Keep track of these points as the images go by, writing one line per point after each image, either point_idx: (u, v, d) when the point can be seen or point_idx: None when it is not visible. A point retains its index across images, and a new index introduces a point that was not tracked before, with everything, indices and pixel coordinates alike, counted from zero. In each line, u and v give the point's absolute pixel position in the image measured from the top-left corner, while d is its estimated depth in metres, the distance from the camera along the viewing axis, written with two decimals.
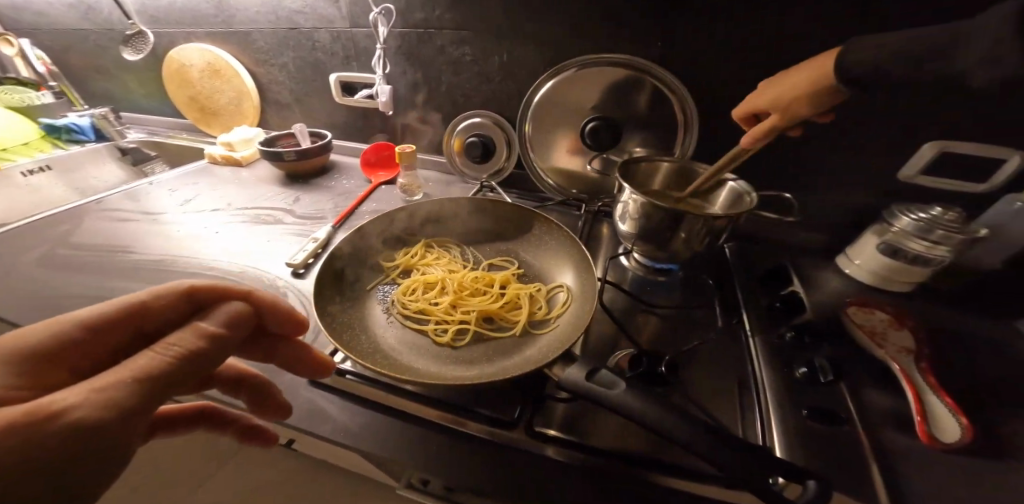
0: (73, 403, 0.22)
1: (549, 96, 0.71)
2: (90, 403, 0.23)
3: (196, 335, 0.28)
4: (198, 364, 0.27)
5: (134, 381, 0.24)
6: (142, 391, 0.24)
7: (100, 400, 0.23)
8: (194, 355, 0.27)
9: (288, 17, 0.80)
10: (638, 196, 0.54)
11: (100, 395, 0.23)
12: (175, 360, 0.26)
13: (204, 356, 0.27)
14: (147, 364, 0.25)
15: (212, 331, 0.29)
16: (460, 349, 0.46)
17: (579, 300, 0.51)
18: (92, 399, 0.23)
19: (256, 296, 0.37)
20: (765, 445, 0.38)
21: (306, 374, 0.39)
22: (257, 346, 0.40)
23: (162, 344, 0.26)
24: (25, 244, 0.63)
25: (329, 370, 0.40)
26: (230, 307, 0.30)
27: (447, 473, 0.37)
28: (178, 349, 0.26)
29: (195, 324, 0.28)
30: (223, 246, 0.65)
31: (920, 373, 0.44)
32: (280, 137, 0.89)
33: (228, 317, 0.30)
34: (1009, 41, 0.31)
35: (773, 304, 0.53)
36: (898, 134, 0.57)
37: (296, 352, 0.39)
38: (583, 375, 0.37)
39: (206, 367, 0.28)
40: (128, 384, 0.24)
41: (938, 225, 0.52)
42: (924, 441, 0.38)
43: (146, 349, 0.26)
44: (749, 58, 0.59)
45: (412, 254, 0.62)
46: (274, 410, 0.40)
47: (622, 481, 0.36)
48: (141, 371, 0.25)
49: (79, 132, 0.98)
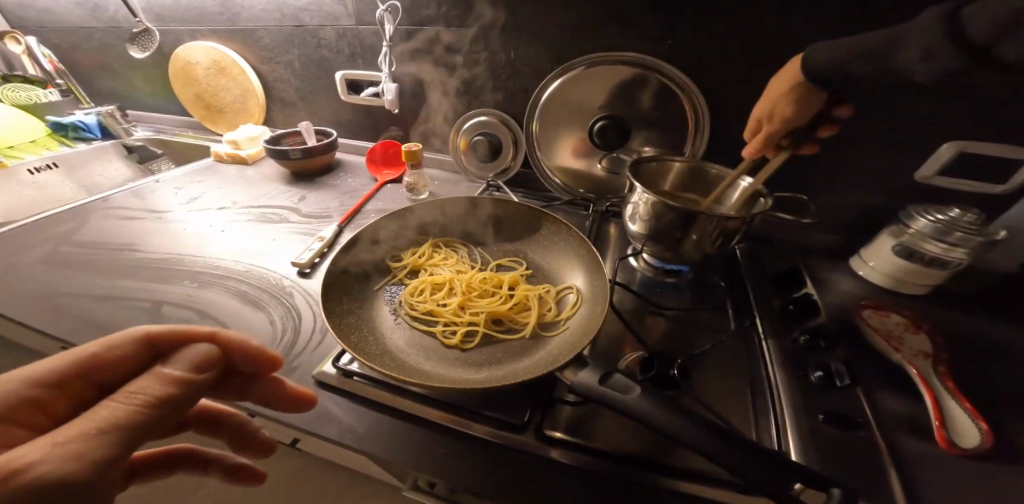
0: (35, 458, 0.22)
1: (557, 95, 0.70)
2: (53, 457, 0.22)
3: (162, 380, 0.27)
4: (165, 409, 0.27)
5: (99, 431, 0.24)
6: (111, 442, 0.24)
7: (65, 453, 0.23)
8: (161, 401, 0.27)
9: (293, 14, 0.79)
10: (649, 196, 0.53)
11: (63, 448, 0.23)
12: (143, 408, 0.26)
13: (173, 402, 0.27)
14: (111, 416, 0.25)
15: (181, 375, 0.28)
16: (469, 351, 0.46)
17: (589, 303, 0.50)
18: (55, 453, 0.22)
19: (221, 336, 0.34)
20: (780, 449, 0.37)
21: (283, 410, 0.37)
22: (229, 386, 0.38)
23: (124, 394, 0.26)
24: (30, 243, 0.63)
25: (311, 404, 0.39)
26: (195, 350, 0.30)
27: (455, 476, 0.36)
28: (142, 396, 0.26)
29: (157, 371, 0.27)
30: (229, 245, 0.65)
31: (939, 377, 0.43)
32: (286, 135, 0.88)
33: (195, 361, 0.29)
34: (947, 43, 0.32)
35: (787, 307, 0.52)
36: (913, 133, 0.55)
37: (271, 392, 0.37)
38: (596, 380, 0.36)
39: (175, 413, 0.27)
40: (93, 437, 0.24)
41: (956, 228, 0.50)
42: (942, 446, 0.38)
43: (107, 400, 0.26)
44: (760, 55, 0.58)
45: (420, 254, 0.61)
46: (262, 448, 0.42)
47: (634, 486, 0.35)
48: (106, 421, 0.25)
49: (86, 130, 0.98)
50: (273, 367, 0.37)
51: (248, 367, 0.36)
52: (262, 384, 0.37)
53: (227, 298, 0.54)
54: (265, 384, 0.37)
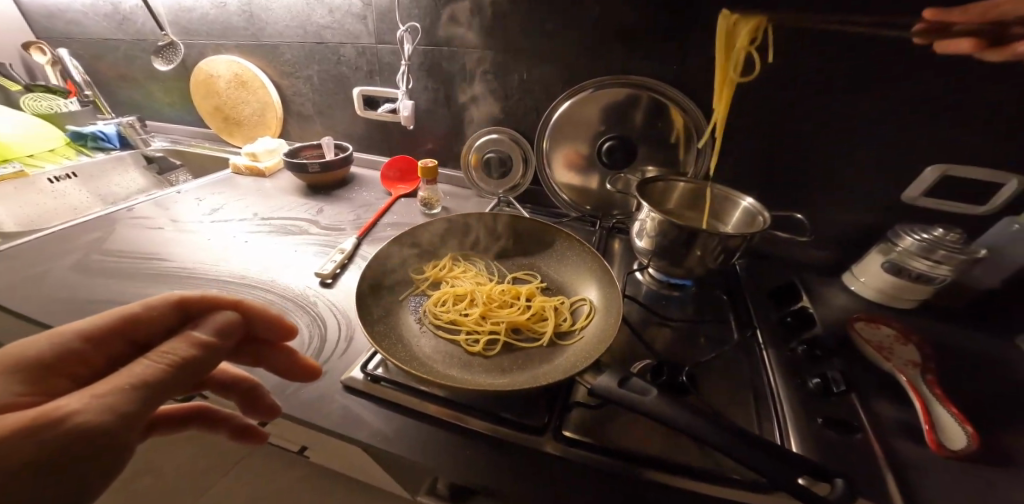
0: (76, 408, 0.25)
1: (567, 114, 0.74)
2: (92, 408, 0.25)
3: (188, 343, 0.31)
4: (190, 371, 0.30)
5: (130, 388, 0.27)
6: (139, 397, 0.27)
7: (101, 406, 0.26)
8: (187, 363, 0.30)
9: (317, 32, 0.83)
10: (655, 215, 0.57)
11: (100, 400, 0.26)
12: (170, 367, 0.29)
13: (197, 363, 0.31)
14: (143, 373, 0.28)
15: (205, 340, 0.32)
16: (491, 358, 0.48)
17: (602, 313, 0.53)
18: (92, 405, 0.25)
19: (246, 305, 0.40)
20: (782, 443, 0.40)
21: (297, 378, 0.42)
22: (246, 352, 0.43)
23: (158, 353, 0.29)
24: (58, 249, 0.66)
25: (315, 375, 0.43)
26: (220, 318, 0.34)
27: (483, 474, 0.39)
28: (172, 357, 0.29)
29: (188, 334, 0.31)
30: (251, 255, 0.68)
31: (927, 386, 0.46)
32: (303, 149, 0.91)
33: (218, 326, 0.33)
34: None
35: (785, 319, 0.56)
36: (903, 155, 0.60)
37: (285, 361, 0.42)
38: (614, 383, 0.38)
39: (198, 373, 0.31)
40: (126, 392, 0.27)
41: (940, 247, 0.54)
42: (933, 449, 0.40)
43: (142, 357, 0.29)
44: (759, 82, 0.63)
45: (440, 266, 0.64)
46: (263, 410, 0.42)
47: (648, 486, 0.37)
48: (137, 379, 0.27)
49: (105, 140, 1.01)
50: (287, 336, 0.43)
51: (268, 334, 0.42)
52: (280, 353, 0.42)
53: None
54: (281, 354, 0.42)
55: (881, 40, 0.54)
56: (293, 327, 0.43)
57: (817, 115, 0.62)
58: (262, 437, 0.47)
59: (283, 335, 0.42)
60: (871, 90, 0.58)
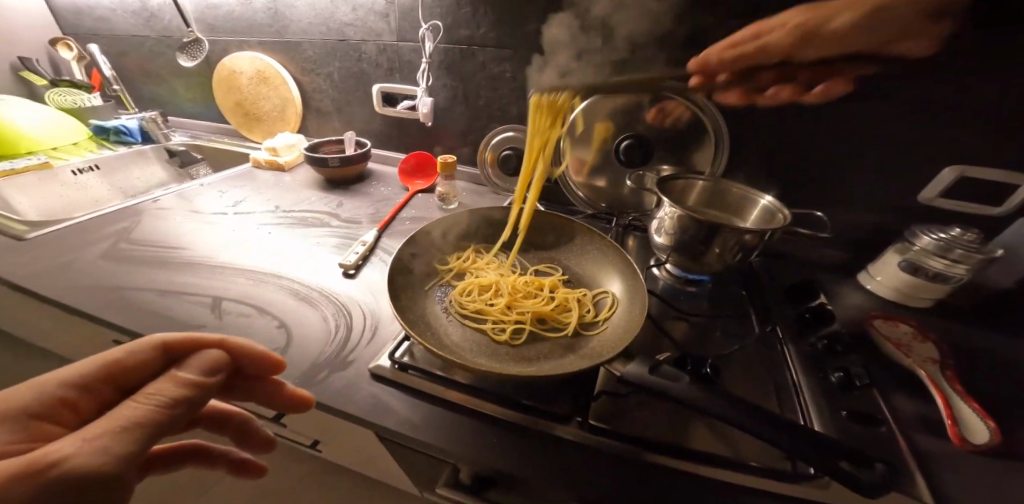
0: (68, 452, 0.25)
1: (581, 116, 0.75)
2: (84, 451, 0.25)
3: (176, 383, 0.31)
4: (178, 410, 0.30)
5: (122, 429, 0.27)
6: (133, 437, 0.27)
7: (94, 448, 0.25)
8: (176, 402, 0.30)
9: (339, 29, 0.85)
10: (675, 211, 0.58)
11: (92, 442, 0.26)
12: (160, 408, 0.29)
13: (186, 402, 0.31)
14: (134, 414, 0.28)
15: (192, 379, 0.32)
16: (518, 347, 0.49)
17: (625, 304, 0.53)
18: (84, 448, 0.25)
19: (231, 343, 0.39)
20: (805, 422, 0.42)
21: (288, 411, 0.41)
22: (235, 390, 0.42)
23: (144, 395, 0.29)
24: (86, 237, 0.67)
25: (308, 406, 0.41)
26: (206, 357, 0.34)
27: (510, 461, 0.39)
28: (160, 397, 0.29)
29: (174, 374, 0.31)
30: (274, 246, 0.69)
31: (947, 381, 0.47)
32: (323, 144, 0.93)
33: (204, 366, 0.33)
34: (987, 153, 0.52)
35: (803, 315, 0.56)
36: (902, 156, 0.61)
37: (274, 394, 0.40)
38: (644, 370, 0.39)
39: (187, 412, 0.31)
40: (118, 433, 0.27)
41: (956, 246, 0.55)
42: (956, 443, 0.41)
43: (129, 400, 0.29)
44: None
45: (463, 258, 0.65)
46: (259, 444, 0.49)
47: (674, 475, 0.38)
48: (128, 420, 0.27)
49: (128, 135, 1.02)
50: (276, 370, 0.41)
51: (252, 368, 0.40)
52: (269, 384, 0.40)
53: (282, 294, 0.58)
54: (271, 388, 0.40)
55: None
56: (282, 360, 0.42)
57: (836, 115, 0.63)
58: (258, 471, 0.50)
59: (271, 369, 0.41)
60: (890, 91, 0.58)
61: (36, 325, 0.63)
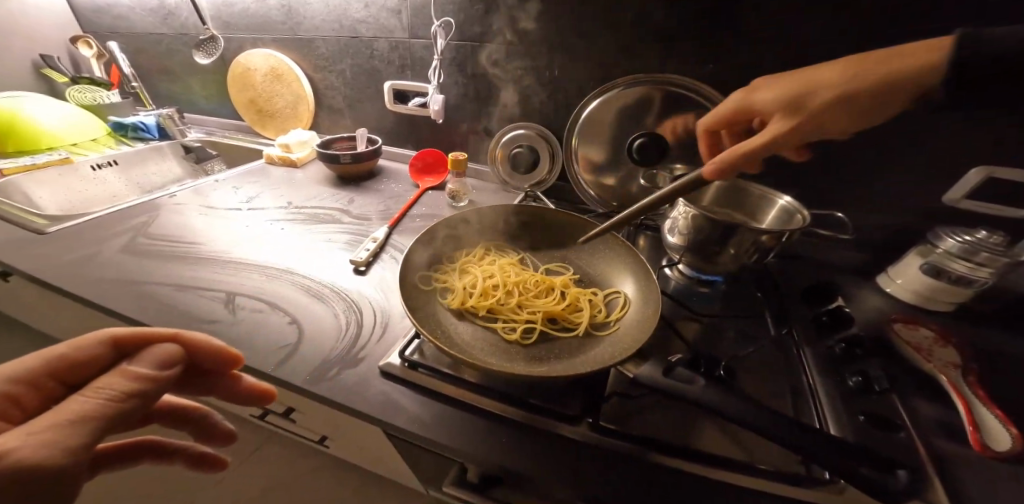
0: (11, 446, 0.22)
1: (595, 113, 0.74)
2: (30, 445, 0.22)
3: (127, 376, 0.28)
4: (135, 403, 0.27)
5: (73, 423, 0.24)
6: (87, 431, 0.25)
7: (42, 441, 0.23)
8: (131, 395, 0.27)
9: (352, 26, 0.85)
10: (690, 210, 0.57)
11: (38, 436, 0.23)
12: (113, 402, 0.26)
13: (141, 396, 0.28)
14: (82, 409, 0.25)
15: (146, 373, 0.29)
16: (529, 347, 0.49)
17: (638, 305, 0.53)
18: (30, 441, 0.22)
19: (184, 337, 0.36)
20: (821, 427, 0.41)
21: (253, 402, 0.39)
22: (190, 390, 0.39)
23: (92, 389, 0.26)
24: (104, 231, 0.68)
25: (273, 398, 0.41)
26: (161, 349, 0.31)
27: (519, 459, 0.39)
28: (112, 391, 0.27)
29: (124, 368, 0.28)
30: (285, 243, 0.69)
31: (969, 387, 0.45)
32: (335, 141, 0.93)
33: (159, 360, 0.30)
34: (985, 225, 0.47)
35: (820, 317, 0.55)
36: (919, 156, 0.60)
37: (235, 387, 0.39)
38: (658, 372, 0.38)
39: (144, 407, 0.28)
40: (67, 427, 0.24)
41: (981, 248, 0.53)
42: (977, 449, 0.39)
43: (74, 396, 0.26)
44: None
45: (473, 256, 0.64)
46: (220, 436, 0.44)
47: (685, 477, 0.37)
48: (78, 414, 0.25)
49: (145, 131, 1.04)
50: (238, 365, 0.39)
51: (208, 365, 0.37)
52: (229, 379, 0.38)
53: (294, 290, 0.58)
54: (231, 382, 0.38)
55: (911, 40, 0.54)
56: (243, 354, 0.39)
57: None
58: (220, 465, 0.44)
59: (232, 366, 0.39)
60: None
61: (58, 317, 0.64)
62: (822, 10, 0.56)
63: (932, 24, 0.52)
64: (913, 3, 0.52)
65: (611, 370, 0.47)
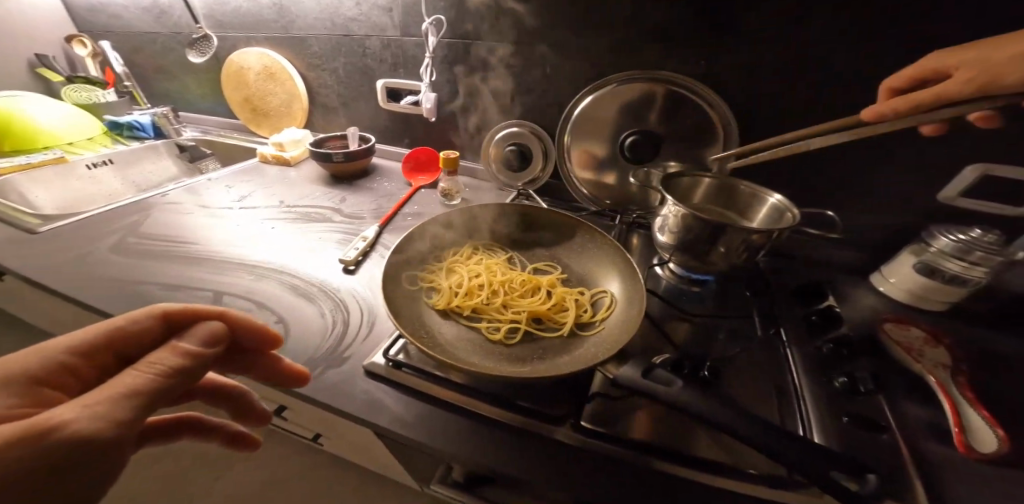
0: (69, 417, 0.25)
1: (588, 110, 0.74)
2: (86, 416, 0.26)
3: (175, 353, 0.31)
4: (179, 379, 0.30)
5: (124, 397, 0.27)
6: (134, 404, 0.27)
7: (96, 414, 0.26)
8: (175, 372, 0.30)
9: (344, 24, 0.85)
10: (679, 209, 0.56)
11: (94, 408, 0.26)
12: (161, 376, 0.30)
13: (184, 372, 0.31)
14: (135, 382, 0.28)
15: (192, 350, 0.32)
16: (512, 347, 0.49)
17: (624, 305, 0.52)
18: (86, 413, 0.26)
19: (230, 315, 0.39)
20: (804, 434, 0.40)
21: (286, 384, 0.42)
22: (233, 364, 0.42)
23: (146, 363, 0.29)
24: (97, 231, 0.69)
25: (304, 381, 0.43)
26: (205, 328, 0.34)
27: (500, 459, 0.39)
28: (161, 367, 0.30)
29: (173, 345, 0.32)
30: (276, 242, 0.69)
31: (957, 387, 0.44)
32: (328, 139, 0.93)
33: (205, 337, 0.34)
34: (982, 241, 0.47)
35: (810, 317, 0.54)
36: (913, 154, 0.59)
37: (271, 369, 0.41)
38: (638, 373, 0.38)
39: (187, 382, 0.31)
40: (118, 400, 0.27)
41: (975, 248, 0.52)
42: (962, 451, 0.39)
43: (131, 369, 0.29)
44: (791, 78, 0.61)
45: (460, 255, 0.64)
46: (256, 417, 0.47)
47: (666, 479, 0.37)
48: (130, 388, 0.28)
49: (140, 129, 1.04)
50: (274, 345, 0.42)
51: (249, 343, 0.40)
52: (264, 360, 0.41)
53: (282, 289, 0.58)
54: (266, 365, 0.41)
55: (908, 42, 0.53)
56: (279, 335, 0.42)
57: (850, 112, 0.60)
58: (252, 445, 0.47)
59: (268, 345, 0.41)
60: None
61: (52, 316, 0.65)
62: (821, 10, 0.55)
63: (934, 23, 0.51)
64: (913, 2, 0.51)
65: (593, 371, 0.47)
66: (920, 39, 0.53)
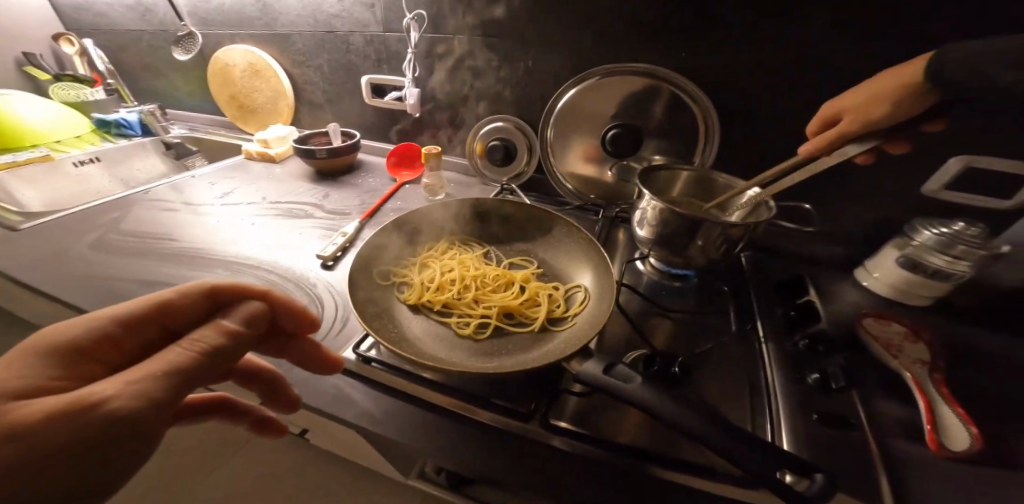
0: (112, 394, 0.25)
1: (572, 102, 0.73)
2: (126, 394, 0.25)
3: (218, 331, 0.30)
4: (219, 359, 0.30)
5: (163, 374, 0.27)
6: (168, 385, 0.27)
7: (134, 392, 0.26)
8: (216, 351, 0.30)
9: (327, 20, 0.84)
10: (656, 203, 0.56)
11: (133, 385, 0.26)
12: (201, 354, 0.29)
13: (224, 352, 0.30)
14: (176, 360, 0.28)
15: (234, 329, 0.32)
16: (481, 341, 0.49)
17: (597, 300, 0.52)
18: (125, 390, 0.25)
19: (273, 295, 0.39)
20: (772, 441, 0.39)
21: (318, 370, 0.40)
22: (270, 345, 0.41)
23: (189, 340, 0.29)
24: (78, 228, 0.69)
25: (338, 367, 0.42)
26: (247, 308, 0.34)
27: (465, 458, 0.39)
28: (202, 344, 0.29)
29: (217, 323, 0.31)
30: (257, 238, 0.69)
31: (933, 385, 0.44)
32: (313, 136, 0.93)
33: (246, 317, 0.33)
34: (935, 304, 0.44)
35: (789, 313, 0.54)
36: (895, 147, 0.58)
37: (308, 352, 0.40)
38: (600, 370, 0.38)
39: (226, 361, 0.31)
40: (158, 378, 0.26)
41: (958, 241, 0.51)
42: (933, 449, 0.38)
43: (174, 344, 0.28)
44: (791, 78, 0.60)
45: (435, 250, 0.65)
46: (285, 401, 0.42)
47: (630, 476, 0.37)
48: (170, 366, 0.27)
49: (127, 127, 1.05)
50: (310, 328, 0.41)
51: (290, 325, 0.40)
52: (300, 343, 0.40)
53: (258, 285, 0.58)
54: (304, 348, 0.40)
55: (908, 42, 0.52)
56: (318, 319, 0.42)
57: None
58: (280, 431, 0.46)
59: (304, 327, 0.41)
60: None
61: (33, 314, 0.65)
62: (822, 9, 0.54)
63: (933, 25, 0.50)
64: (913, 2, 0.50)
65: (563, 367, 0.46)
66: (921, 39, 0.51)
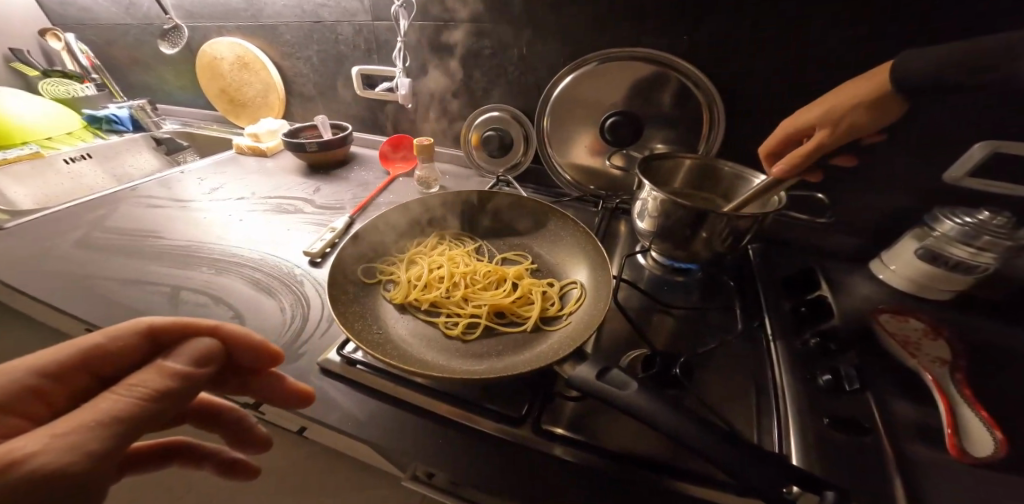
0: (33, 450, 0.20)
1: (568, 90, 0.70)
2: (53, 449, 0.21)
3: (161, 373, 0.26)
4: (167, 404, 0.25)
5: (99, 424, 0.23)
6: (110, 434, 0.23)
7: (65, 444, 0.21)
8: (163, 395, 0.25)
9: (313, 10, 0.81)
10: (657, 194, 0.52)
11: (64, 439, 0.21)
12: (145, 401, 0.24)
13: (172, 395, 0.26)
14: (114, 408, 0.23)
15: (181, 370, 0.27)
16: (470, 343, 0.47)
17: (591, 299, 0.49)
18: (53, 445, 0.21)
19: (225, 330, 0.33)
20: (780, 452, 0.36)
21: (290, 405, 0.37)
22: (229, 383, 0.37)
23: (125, 385, 0.24)
24: (64, 227, 0.67)
25: (310, 401, 0.38)
26: (200, 344, 0.29)
27: (450, 466, 0.37)
28: (143, 389, 0.25)
29: (160, 364, 0.26)
30: (245, 234, 0.67)
31: (955, 385, 0.41)
32: (304, 129, 0.91)
33: (197, 354, 0.28)
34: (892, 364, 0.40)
35: (798, 309, 0.51)
36: (912, 133, 0.55)
37: (274, 388, 0.37)
38: (593, 374, 0.35)
39: (174, 408, 0.26)
40: (93, 430, 0.22)
41: (984, 231, 0.47)
42: (954, 455, 0.35)
43: (107, 391, 0.24)
44: (792, 78, 0.57)
45: (425, 246, 0.63)
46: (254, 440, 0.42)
47: (626, 485, 0.34)
48: (106, 414, 0.23)
49: (118, 123, 1.03)
50: (274, 362, 0.36)
51: (248, 361, 0.35)
52: (264, 379, 0.36)
53: (242, 284, 0.56)
54: (269, 383, 0.36)
55: (907, 43, 0.49)
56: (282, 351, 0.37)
57: None
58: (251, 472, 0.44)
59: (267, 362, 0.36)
60: None
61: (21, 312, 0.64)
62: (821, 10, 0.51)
63: (931, 27, 0.47)
64: (913, 2, 0.47)
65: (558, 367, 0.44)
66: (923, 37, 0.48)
